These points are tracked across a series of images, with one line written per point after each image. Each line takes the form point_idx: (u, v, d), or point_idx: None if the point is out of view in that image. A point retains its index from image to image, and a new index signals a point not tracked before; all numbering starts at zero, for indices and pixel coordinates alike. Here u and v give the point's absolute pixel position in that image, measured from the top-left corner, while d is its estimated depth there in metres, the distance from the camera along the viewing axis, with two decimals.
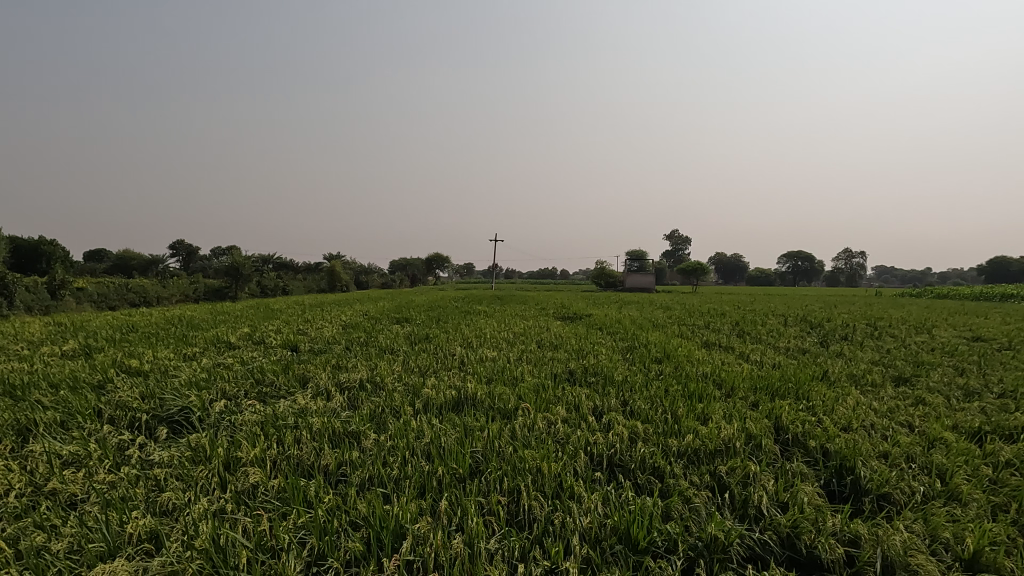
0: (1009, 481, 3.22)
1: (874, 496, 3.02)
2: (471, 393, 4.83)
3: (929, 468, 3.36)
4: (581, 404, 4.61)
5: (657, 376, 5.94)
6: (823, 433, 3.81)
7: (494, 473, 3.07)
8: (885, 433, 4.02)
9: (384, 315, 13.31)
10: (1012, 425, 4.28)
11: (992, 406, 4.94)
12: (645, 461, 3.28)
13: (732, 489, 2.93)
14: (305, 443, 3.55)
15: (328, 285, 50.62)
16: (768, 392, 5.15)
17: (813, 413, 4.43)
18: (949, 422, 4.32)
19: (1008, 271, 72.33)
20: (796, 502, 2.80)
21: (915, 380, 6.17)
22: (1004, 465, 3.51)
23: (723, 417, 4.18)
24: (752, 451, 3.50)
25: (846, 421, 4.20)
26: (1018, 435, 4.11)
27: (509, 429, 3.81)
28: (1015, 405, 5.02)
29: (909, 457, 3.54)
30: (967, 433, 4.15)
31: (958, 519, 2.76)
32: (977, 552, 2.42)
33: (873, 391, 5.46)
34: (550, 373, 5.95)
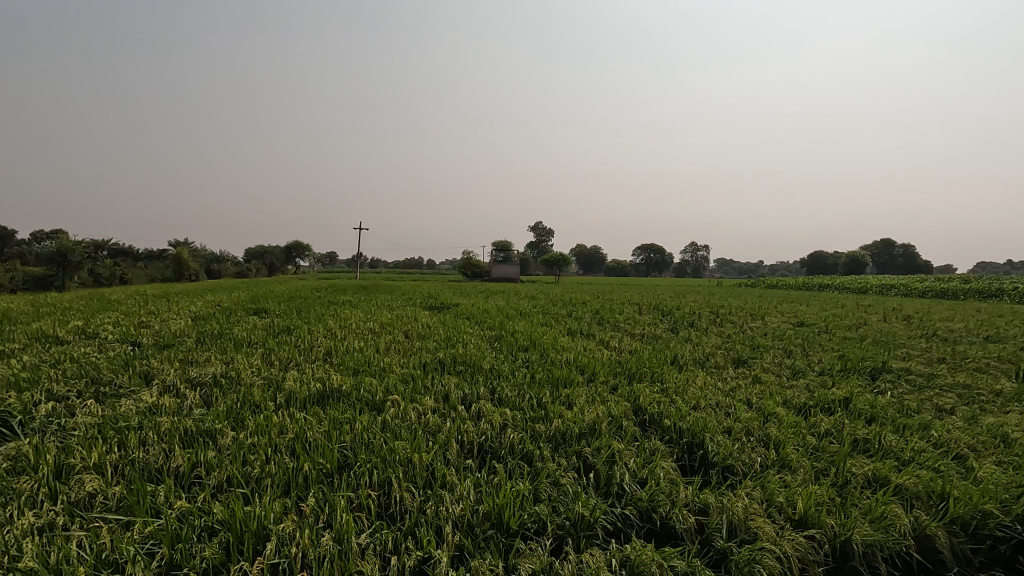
0: (828, 448, 3.65)
1: (720, 468, 3.30)
2: (337, 386, 4.68)
3: (765, 441, 3.73)
4: (449, 393, 4.61)
5: (524, 363, 6.10)
6: (676, 412, 4.11)
7: (363, 466, 2.98)
8: (728, 410, 4.41)
9: (239, 306, 12.53)
10: (829, 398, 4.88)
11: (814, 383, 5.60)
12: (515, 447, 3.36)
13: (598, 469, 3.07)
14: (152, 445, 3.26)
15: (175, 275, 46.74)
16: (626, 376, 5.47)
17: (666, 394, 4.77)
18: (780, 399, 4.81)
19: (825, 264, 81.98)
20: (653, 477, 2.99)
21: (752, 361, 6.84)
22: (824, 433, 3.98)
23: (586, 400, 4.37)
24: (614, 431, 3.70)
25: (696, 400, 4.56)
26: (834, 407, 4.68)
27: (377, 421, 3.73)
28: (831, 381, 5.72)
29: (748, 430, 3.91)
30: (795, 407, 4.66)
31: (789, 484, 3.09)
32: (805, 513, 2.73)
33: (717, 372, 5.99)
34: (420, 363, 5.92)
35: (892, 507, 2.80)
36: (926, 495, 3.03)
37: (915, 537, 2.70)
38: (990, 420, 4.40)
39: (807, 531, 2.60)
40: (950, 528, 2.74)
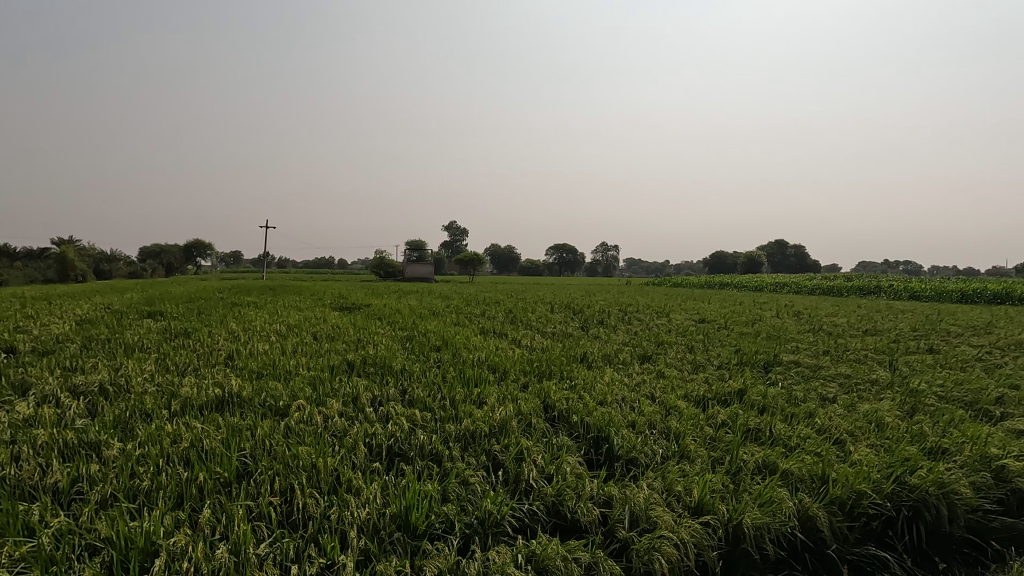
0: (724, 438, 3.85)
1: (624, 461, 3.41)
2: (238, 391, 4.47)
3: (666, 433, 3.89)
4: (357, 396, 4.51)
5: (435, 363, 6.07)
6: (583, 408, 4.21)
7: (264, 473, 2.86)
8: (633, 404, 4.57)
9: (131, 309, 11.73)
10: (726, 390, 5.15)
11: (712, 376, 5.89)
12: (424, 448, 3.33)
13: (506, 466, 3.09)
14: (26, 460, 3.00)
15: (58, 275, 43.20)
16: (537, 374, 5.55)
17: (575, 391, 4.88)
18: (681, 392, 5.03)
19: (725, 264, 86.40)
20: (560, 472, 3.05)
21: (656, 357, 7.11)
22: (720, 424, 4.20)
23: (496, 399, 4.40)
24: (523, 429, 3.75)
25: (602, 396, 4.69)
26: (730, 399, 4.94)
27: (280, 426, 3.60)
28: (728, 374, 6.04)
29: (651, 424, 4.06)
30: (695, 400, 4.88)
31: (687, 473, 3.23)
32: (701, 500, 2.87)
33: (623, 368, 6.19)
34: (328, 365, 5.76)
35: (778, 491, 3.00)
36: (809, 478, 3.26)
37: (800, 517, 2.90)
38: (866, 407, 4.79)
39: (703, 517, 2.74)
40: (829, 508, 2.96)
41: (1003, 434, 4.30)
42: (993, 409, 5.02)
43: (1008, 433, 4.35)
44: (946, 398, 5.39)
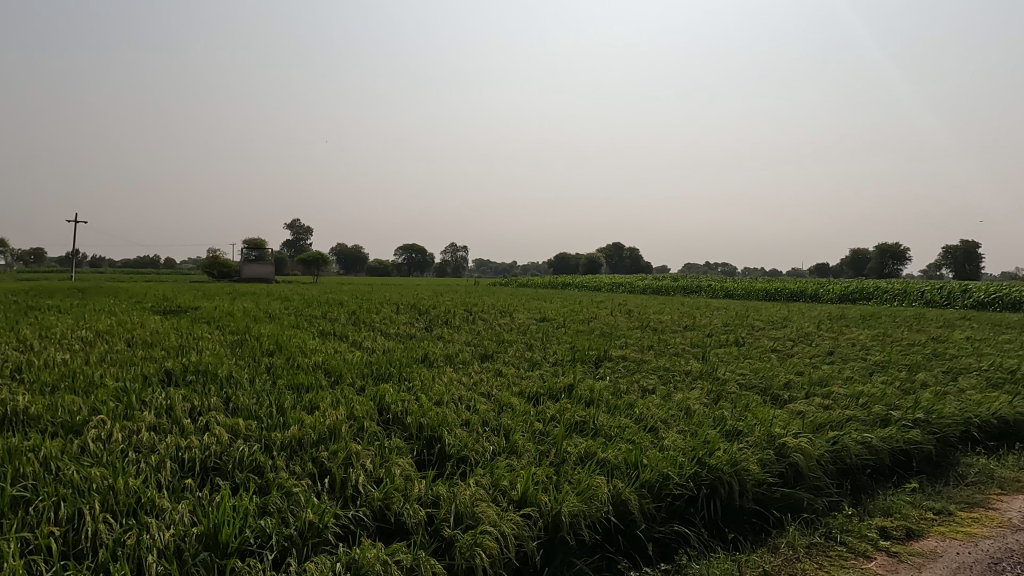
0: (553, 432, 4.03)
1: (455, 460, 3.45)
2: (24, 408, 3.92)
3: (498, 430, 3.99)
4: (172, 407, 4.14)
5: (266, 368, 5.73)
6: (419, 409, 4.20)
7: (48, 501, 2.54)
8: (469, 403, 4.63)
9: None
10: (558, 386, 5.39)
11: (547, 373, 6.14)
12: (244, 459, 3.13)
13: (333, 473, 3.00)
14: None
15: None
16: (375, 377, 5.45)
17: (412, 392, 4.84)
18: (516, 389, 5.19)
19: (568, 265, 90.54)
20: (389, 475, 3.01)
21: (496, 356, 7.27)
22: (550, 418, 4.38)
23: (329, 404, 4.26)
24: (355, 434, 3.66)
25: (439, 396, 4.70)
26: (561, 394, 5.18)
27: (74, 446, 3.20)
28: (562, 370, 6.33)
29: (485, 421, 4.14)
30: (528, 396, 5.07)
31: (515, 467, 3.35)
32: (524, 493, 2.98)
33: (463, 368, 6.26)
34: (140, 375, 5.23)
35: (595, 478, 3.19)
36: (624, 464, 3.52)
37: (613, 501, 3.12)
38: (679, 397, 5.25)
39: (525, 509, 2.84)
40: (639, 492, 3.21)
41: (787, 415, 4.92)
42: (781, 394, 5.74)
43: (791, 415, 4.99)
44: (745, 385, 6.07)
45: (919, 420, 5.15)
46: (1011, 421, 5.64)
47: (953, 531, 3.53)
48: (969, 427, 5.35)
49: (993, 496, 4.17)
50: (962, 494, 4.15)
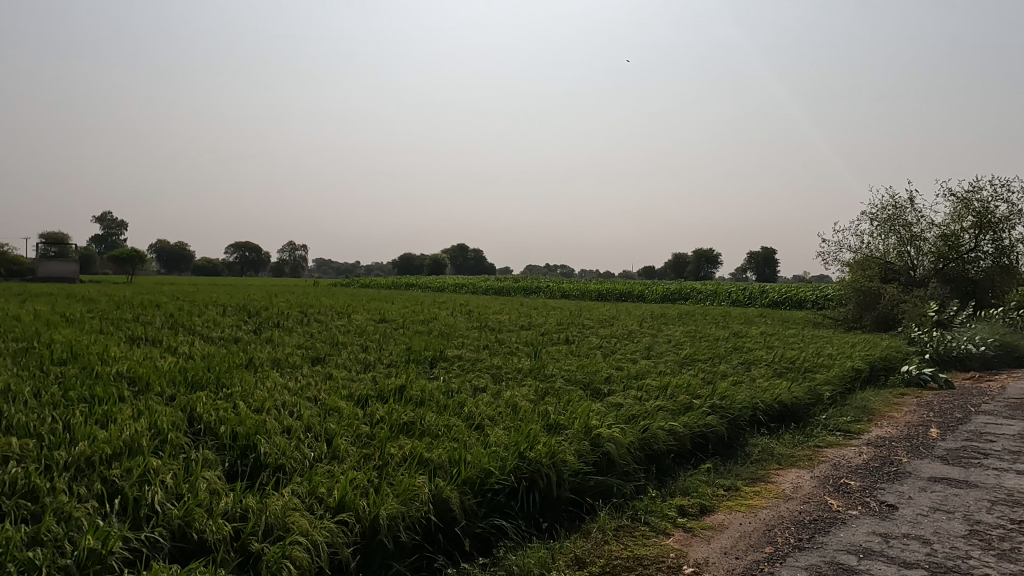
0: (379, 434, 3.98)
1: (271, 469, 3.29)
2: None
3: (321, 435, 3.86)
4: None
5: (55, 379, 5.05)
6: (235, 417, 3.93)
7: None
8: (293, 409, 4.42)
9: None
10: (389, 387, 5.32)
11: (380, 375, 6.04)
12: (14, 483, 2.74)
13: (125, 492, 2.72)
14: None
15: None
16: (187, 384, 5.01)
17: (230, 399, 4.53)
18: (344, 392, 5.05)
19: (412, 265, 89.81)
20: (192, 490, 2.80)
21: (328, 359, 7.01)
22: (378, 421, 4.32)
23: (129, 416, 3.85)
24: (157, 447, 3.34)
25: (260, 402, 4.44)
26: (392, 396, 5.12)
27: None
28: (396, 372, 6.25)
29: (308, 428, 3.98)
30: (357, 398, 4.95)
31: (335, 473, 3.27)
32: (342, 499, 2.94)
33: (291, 372, 5.96)
34: None
35: (416, 480, 3.24)
36: (447, 463, 3.57)
37: (434, 501, 3.17)
38: (509, 394, 5.42)
39: (340, 517, 2.81)
40: (460, 490, 3.29)
41: (605, 408, 5.27)
42: (602, 387, 6.13)
43: (609, 407, 5.35)
44: (570, 381, 6.40)
45: (716, 406, 5.76)
46: (789, 405, 6.52)
47: (738, 504, 4.22)
48: (756, 411, 6.09)
49: (773, 470, 5.01)
50: (748, 470, 4.89)
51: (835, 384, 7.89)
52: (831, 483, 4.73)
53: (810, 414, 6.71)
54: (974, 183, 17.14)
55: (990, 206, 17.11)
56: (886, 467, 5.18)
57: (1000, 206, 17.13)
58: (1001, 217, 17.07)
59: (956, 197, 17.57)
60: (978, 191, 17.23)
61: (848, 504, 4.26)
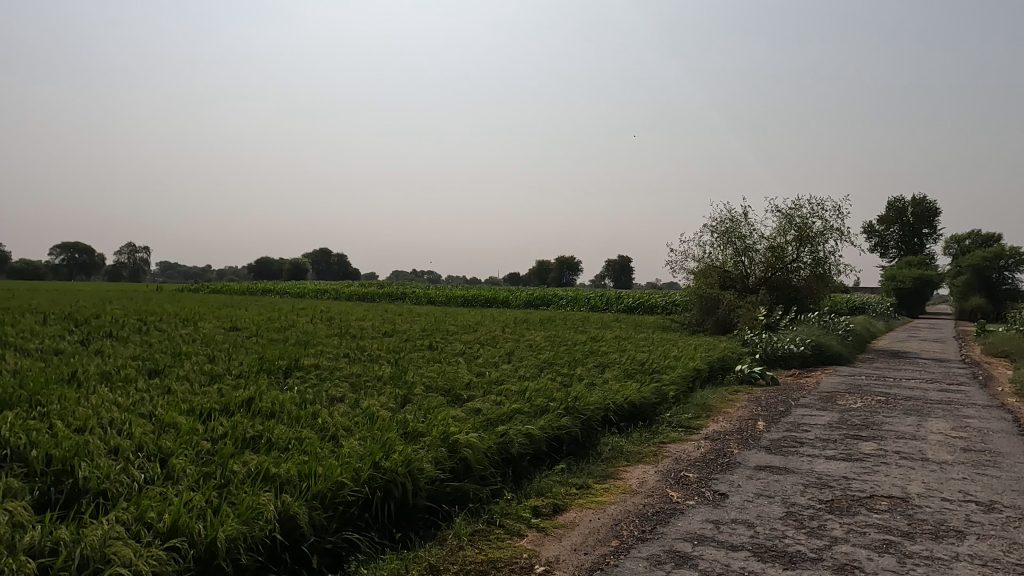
0: (222, 450, 3.73)
1: (92, 495, 2.98)
2: None
3: (154, 455, 3.55)
4: None
5: None
6: (50, 438, 3.50)
7: None
8: (121, 426, 4.02)
9: None
10: (237, 399, 4.99)
11: (227, 387, 5.64)
12: None
13: None
14: None
15: None
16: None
17: (45, 419, 4.02)
18: (184, 407, 4.67)
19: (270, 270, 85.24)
20: None
21: (168, 371, 6.44)
22: (221, 436, 4.04)
23: None
24: None
25: (82, 421, 3.99)
26: (239, 409, 4.81)
27: None
28: (245, 383, 5.87)
29: (139, 447, 3.64)
30: (199, 413, 4.59)
31: (167, 495, 3.04)
32: (174, 524, 2.75)
33: (123, 386, 5.41)
34: None
35: (260, 497, 3.10)
36: (296, 477, 3.42)
37: (280, 518, 3.05)
38: (366, 403, 5.28)
39: (170, 543, 2.63)
40: (309, 504, 3.18)
41: (464, 414, 5.30)
42: (462, 393, 6.16)
43: (468, 413, 5.39)
44: (431, 387, 6.37)
45: (571, 408, 5.98)
46: (638, 405, 6.91)
47: (589, 501, 4.41)
48: (607, 411, 6.40)
49: (622, 467, 5.31)
50: (598, 468, 5.13)
51: (679, 384, 8.49)
52: (672, 476, 5.09)
53: (656, 413, 7.17)
54: (796, 201, 19.24)
55: (809, 222, 19.28)
56: (720, 459, 5.65)
57: (817, 222, 19.36)
58: (817, 231, 19.29)
59: (782, 213, 19.61)
60: (799, 209, 19.34)
61: (686, 495, 4.59)
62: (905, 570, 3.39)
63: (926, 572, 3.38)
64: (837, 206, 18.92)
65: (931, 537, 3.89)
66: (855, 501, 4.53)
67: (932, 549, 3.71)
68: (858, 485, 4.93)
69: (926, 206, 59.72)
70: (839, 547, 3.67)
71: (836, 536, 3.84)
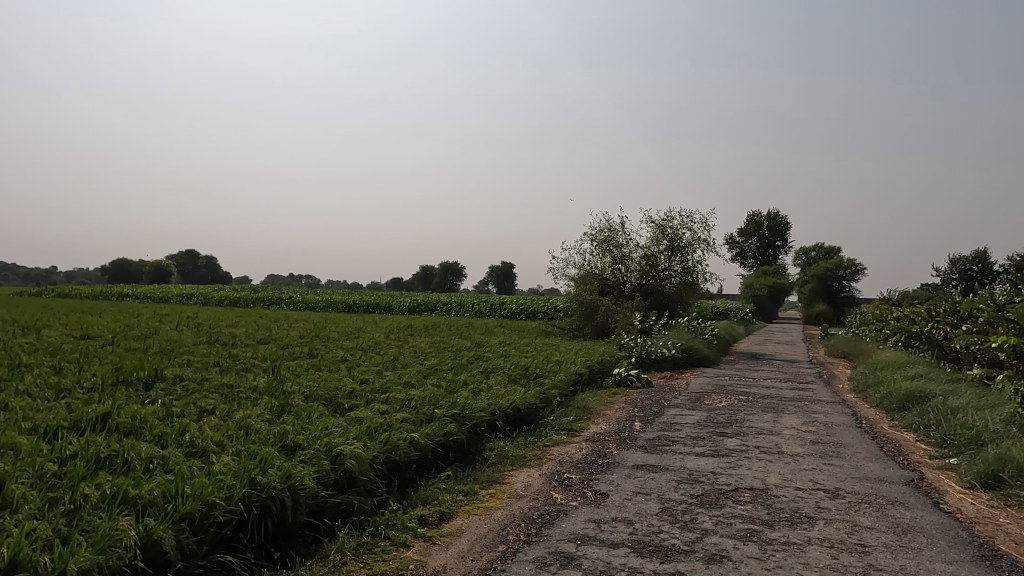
0: (71, 472, 3.37)
1: None
2: None
3: None
4: None
5: None
6: None
7: None
8: None
9: None
10: (89, 415, 4.53)
11: (77, 401, 5.11)
12: None
13: None
14: None
15: None
16: None
17: None
18: (23, 425, 4.16)
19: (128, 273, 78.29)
20: None
21: (5, 385, 5.73)
22: (70, 457, 3.65)
23: None
24: None
25: None
26: (93, 425, 4.37)
27: None
28: (99, 397, 5.35)
29: None
30: (44, 431, 4.13)
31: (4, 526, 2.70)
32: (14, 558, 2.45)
33: None
34: None
35: (119, 522, 2.84)
36: (160, 499, 3.17)
37: (142, 545, 2.80)
38: (239, 415, 4.98)
39: None
40: (176, 526, 2.95)
41: (347, 424, 5.14)
42: (344, 402, 5.96)
43: (350, 423, 5.23)
44: (311, 397, 6.11)
45: (457, 414, 5.96)
46: (522, 410, 7.02)
47: (475, 507, 4.42)
48: (493, 417, 6.45)
49: (507, 472, 5.37)
50: (485, 473, 5.16)
51: (561, 388, 8.72)
52: (556, 479, 5.21)
53: (540, 416, 7.31)
54: (668, 213, 20.49)
55: (679, 233, 20.59)
56: (600, 460, 5.86)
57: (686, 233, 20.68)
58: (686, 242, 20.65)
59: (655, 223, 20.76)
60: (670, 220, 20.61)
61: (569, 496, 4.72)
62: (766, 556, 3.69)
63: (784, 556, 3.69)
64: (704, 219, 20.36)
65: (787, 524, 4.25)
66: (722, 494, 4.87)
67: (788, 535, 4.06)
68: (724, 479, 5.30)
69: (779, 220, 65.51)
70: (709, 538, 3.92)
71: (706, 528, 4.10)
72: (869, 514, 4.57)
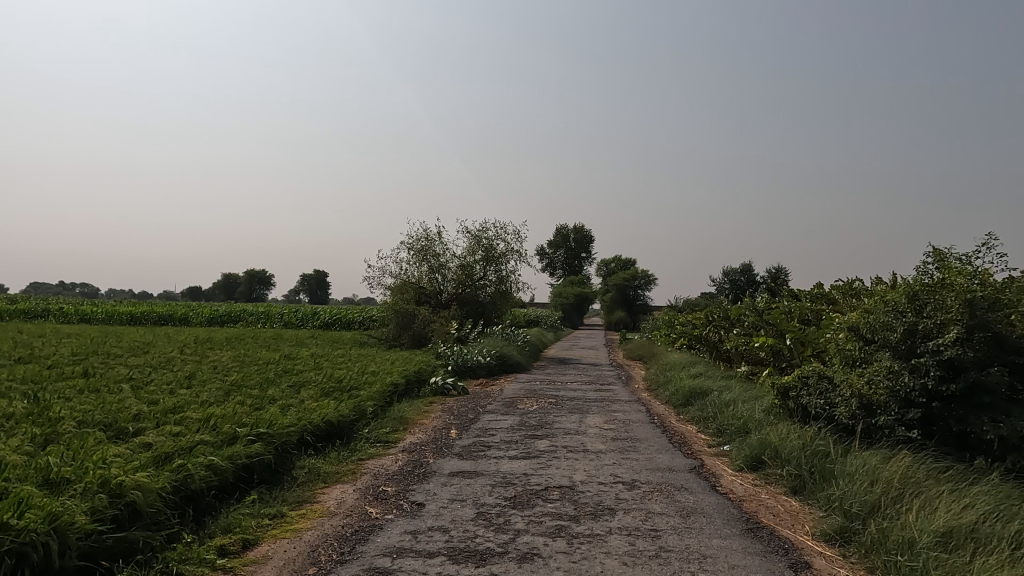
0: None
1: None
2: None
3: None
4: None
5: None
6: None
7: None
8: None
9: None
10: None
11: None
12: None
13: None
14: None
15: None
16: None
17: None
18: None
19: None
20: None
21: None
22: None
23: None
24: None
25: None
26: None
27: None
28: None
29: None
30: None
31: None
32: None
33: None
34: None
35: None
36: None
37: None
38: None
39: None
40: None
41: (131, 451, 4.57)
42: (127, 427, 5.28)
43: (135, 449, 4.66)
44: (86, 423, 5.34)
45: (263, 433, 5.56)
46: (335, 424, 6.75)
47: (283, 531, 4.16)
48: (303, 433, 6.11)
49: (319, 490, 5.12)
50: (294, 494, 4.88)
51: (377, 399, 8.54)
52: (371, 493, 5.08)
53: (354, 430, 7.08)
54: (483, 224, 21.08)
55: (493, 244, 21.30)
56: (417, 470, 5.82)
57: (500, 244, 21.45)
58: (500, 253, 21.40)
59: (470, 234, 21.27)
60: (485, 232, 21.26)
61: (385, 510, 4.62)
62: (573, 550, 3.91)
63: (588, 548, 3.95)
64: (517, 231, 21.32)
65: (591, 517, 4.55)
66: (534, 494, 5.08)
67: (592, 527, 4.34)
68: (535, 479, 5.54)
69: (584, 234, 70.50)
70: (520, 538, 4.07)
71: (518, 529, 4.25)
72: (660, 501, 5.06)
